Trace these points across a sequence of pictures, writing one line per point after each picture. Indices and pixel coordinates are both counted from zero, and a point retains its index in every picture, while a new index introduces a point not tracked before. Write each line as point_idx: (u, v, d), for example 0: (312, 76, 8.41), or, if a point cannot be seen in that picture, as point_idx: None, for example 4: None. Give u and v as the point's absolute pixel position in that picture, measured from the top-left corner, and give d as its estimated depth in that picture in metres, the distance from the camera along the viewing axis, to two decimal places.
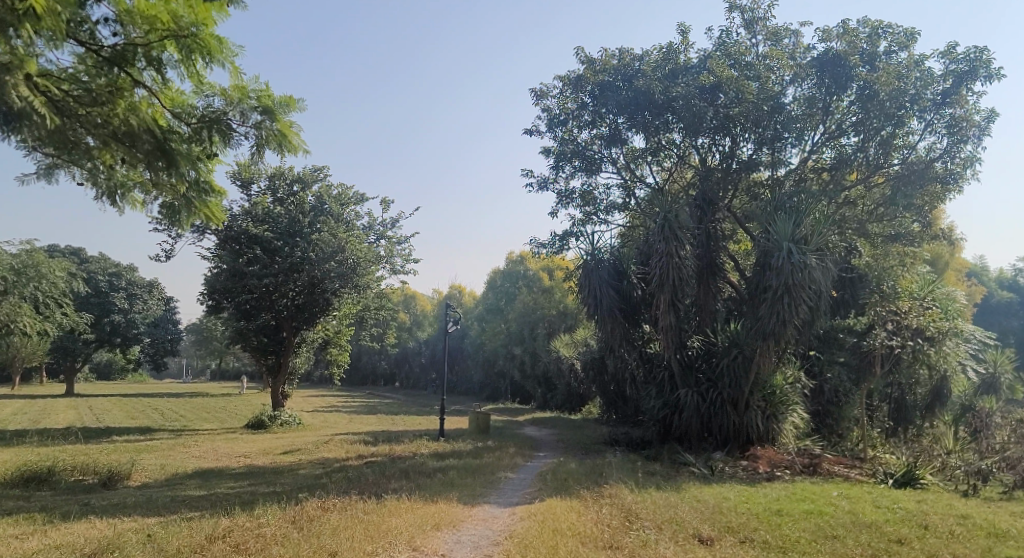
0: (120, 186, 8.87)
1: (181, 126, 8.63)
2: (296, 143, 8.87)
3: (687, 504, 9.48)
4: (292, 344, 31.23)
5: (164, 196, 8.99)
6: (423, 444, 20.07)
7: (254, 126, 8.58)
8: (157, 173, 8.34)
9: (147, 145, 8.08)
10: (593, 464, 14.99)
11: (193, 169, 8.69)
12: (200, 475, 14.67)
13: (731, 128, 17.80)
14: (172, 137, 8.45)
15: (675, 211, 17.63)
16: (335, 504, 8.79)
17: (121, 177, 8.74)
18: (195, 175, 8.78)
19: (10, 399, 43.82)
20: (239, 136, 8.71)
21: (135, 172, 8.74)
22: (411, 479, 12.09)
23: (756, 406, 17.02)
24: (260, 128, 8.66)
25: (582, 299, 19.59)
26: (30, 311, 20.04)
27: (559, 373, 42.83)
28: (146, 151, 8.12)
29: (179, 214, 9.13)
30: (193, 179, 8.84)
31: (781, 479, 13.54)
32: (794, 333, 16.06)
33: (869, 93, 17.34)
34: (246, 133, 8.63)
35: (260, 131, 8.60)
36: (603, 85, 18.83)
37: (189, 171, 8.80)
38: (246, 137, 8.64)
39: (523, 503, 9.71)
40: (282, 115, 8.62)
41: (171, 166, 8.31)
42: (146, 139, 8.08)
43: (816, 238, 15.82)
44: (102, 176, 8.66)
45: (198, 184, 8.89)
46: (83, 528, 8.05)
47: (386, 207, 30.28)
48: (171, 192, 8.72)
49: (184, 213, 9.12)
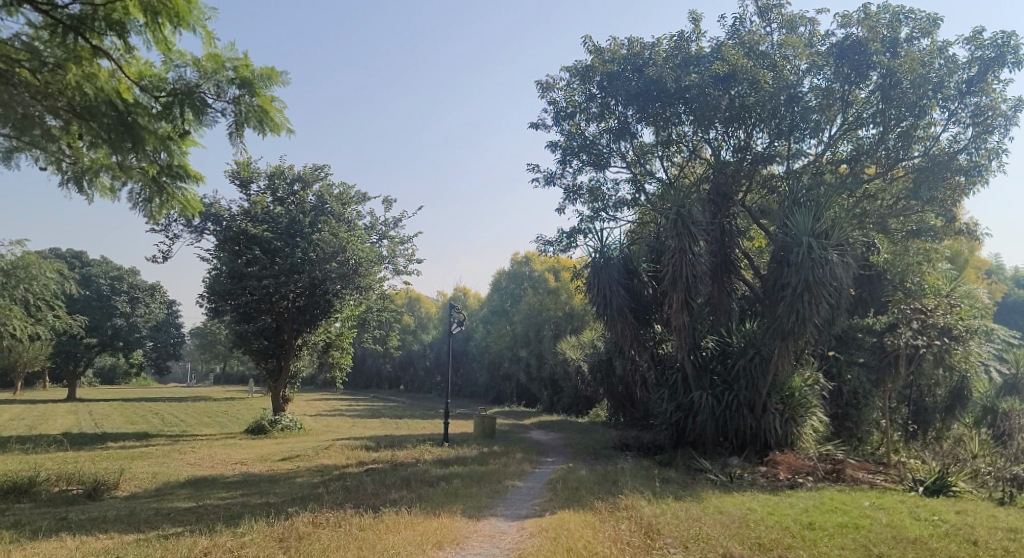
0: (87, 171, 8.62)
1: (151, 102, 8.22)
2: (278, 120, 8.40)
3: (711, 517, 8.76)
4: (293, 347, 30.58)
5: (135, 183, 8.63)
6: (427, 450, 19.38)
7: (232, 101, 8.07)
8: (124, 153, 8.15)
9: (107, 119, 7.93)
10: (605, 472, 14.26)
11: (163, 150, 8.37)
12: (192, 485, 13.99)
13: (745, 119, 17.10)
14: (139, 114, 8.09)
15: (688, 205, 16.91)
16: (328, 519, 8.08)
17: (89, 162, 8.52)
18: (167, 159, 8.48)
19: (10, 404, 43.36)
20: (215, 112, 8.19)
21: (102, 155, 8.45)
22: (412, 489, 11.40)
23: (774, 409, 16.26)
24: (238, 104, 8.15)
25: (590, 299, 18.89)
26: (22, 314, 19.42)
27: (566, 375, 42.13)
28: (108, 126, 7.96)
29: (154, 200, 8.81)
30: (165, 162, 8.50)
31: (804, 487, 12.78)
32: (814, 332, 15.30)
33: (891, 82, 16.61)
34: (222, 109, 8.13)
35: (238, 107, 8.11)
36: (612, 76, 18.14)
37: (161, 153, 8.47)
38: (222, 114, 8.18)
39: (533, 517, 8.98)
40: (262, 88, 8.11)
41: (136, 144, 8.11)
42: (106, 112, 7.93)
43: (837, 232, 15.10)
44: (70, 159, 8.52)
45: (170, 167, 8.53)
46: (51, 547, 7.35)
47: (388, 206, 29.64)
48: (141, 176, 8.45)
49: (158, 202, 8.89)
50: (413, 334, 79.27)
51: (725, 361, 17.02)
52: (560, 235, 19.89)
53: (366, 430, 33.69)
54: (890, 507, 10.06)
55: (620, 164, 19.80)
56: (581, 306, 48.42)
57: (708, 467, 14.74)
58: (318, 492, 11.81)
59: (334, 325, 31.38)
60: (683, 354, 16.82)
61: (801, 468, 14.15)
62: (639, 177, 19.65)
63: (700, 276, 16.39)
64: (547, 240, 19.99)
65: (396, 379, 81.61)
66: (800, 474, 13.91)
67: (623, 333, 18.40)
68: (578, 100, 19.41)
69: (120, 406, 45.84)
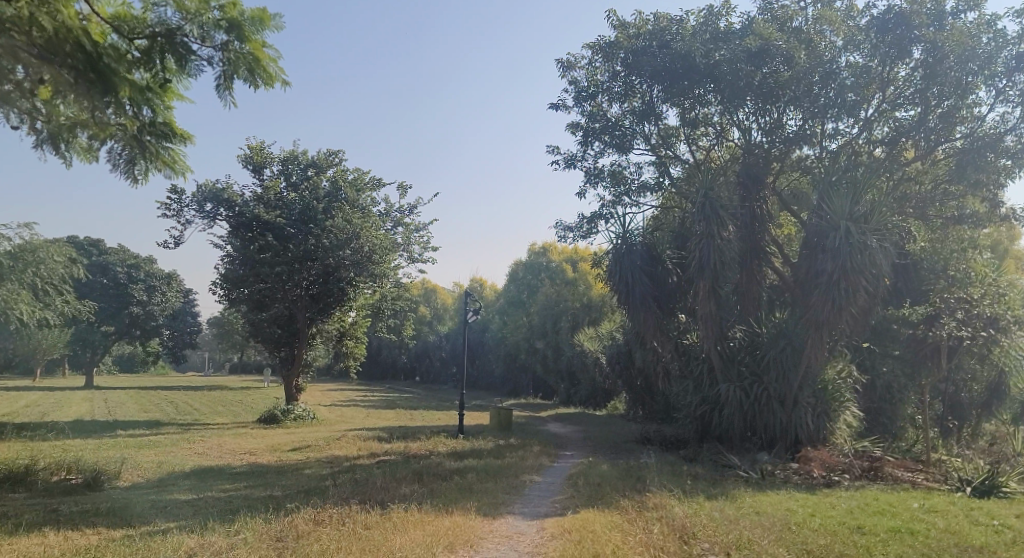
0: (63, 129, 8.00)
1: (127, 45, 7.48)
2: (271, 71, 7.73)
3: (748, 519, 7.99)
4: (306, 336, 30.15)
5: (116, 141, 8.15)
6: (441, 442, 18.77)
7: (220, 47, 7.38)
8: (100, 103, 7.44)
9: (77, 64, 7.11)
10: (627, 467, 13.51)
11: (144, 105, 7.85)
12: (197, 475, 13.46)
13: (777, 96, 16.20)
14: (114, 60, 7.36)
15: (716, 188, 16.05)
16: (331, 517, 7.42)
17: (64, 119, 7.88)
18: (150, 115, 7.99)
19: (29, 391, 43.51)
20: (200, 59, 7.51)
21: (78, 112, 7.78)
22: (423, 483, 10.77)
23: (806, 403, 15.44)
24: (227, 50, 7.45)
25: (611, 286, 18.11)
26: (29, 298, 19.00)
27: (583, 367, 41.40)
28: (78, 72, 7.17)
29: (135, 158, 8.31)
30: (149, 119, 8.03)
31: (842, 486, 11.96)
32: (850, 322, 14.41)
33: (935, 58, 15.62)
34: (209, 55, 7.44)
35: (227, 53, 7.42)
36: (637, 52, 17.28)
37: (144, 110, 8.00)
38: (211, 63, 7.54)
39: (554, 516, 8.27)
40: (253, 33, 7.35)
41: (115, 95, 7.49)
42: (74, 54, 7.05)
43: (878, 216, 14.16)
44: (42, 117, 7.87)
45: (154, 124, 8.07)
46: (30, 544, 6.77)
47: (403, 193, 29.00)
48: (124, 134, 7.98)
49: (140, 160, 8.39)
50: (429, 325, 78.85)
51: (754, 352, 16.20)
52: (581, 221, 19.12)
53: (380, 420, 33.22)
54: (943, 509, 9.22)
55: (643, 147, 18.98)
56: (599, 297, 47.59)
57: (737, 464, 13.95)
58: (323, 485, 11.23)
59: (349, 313, 30.88)
60: (709, 344, 16.01)
61: (837, 466, 13.30)
62: (664, 160, 18.81)
63: (729, 262, 15.54)
64: (567, 226, 19.21)
65: (412, 370, 81.33)
66: (836, 472, 13.07)
67: (646, 323, 17.61)
68: (600, 79, 18.59)
69: (135, 394, 45.79)
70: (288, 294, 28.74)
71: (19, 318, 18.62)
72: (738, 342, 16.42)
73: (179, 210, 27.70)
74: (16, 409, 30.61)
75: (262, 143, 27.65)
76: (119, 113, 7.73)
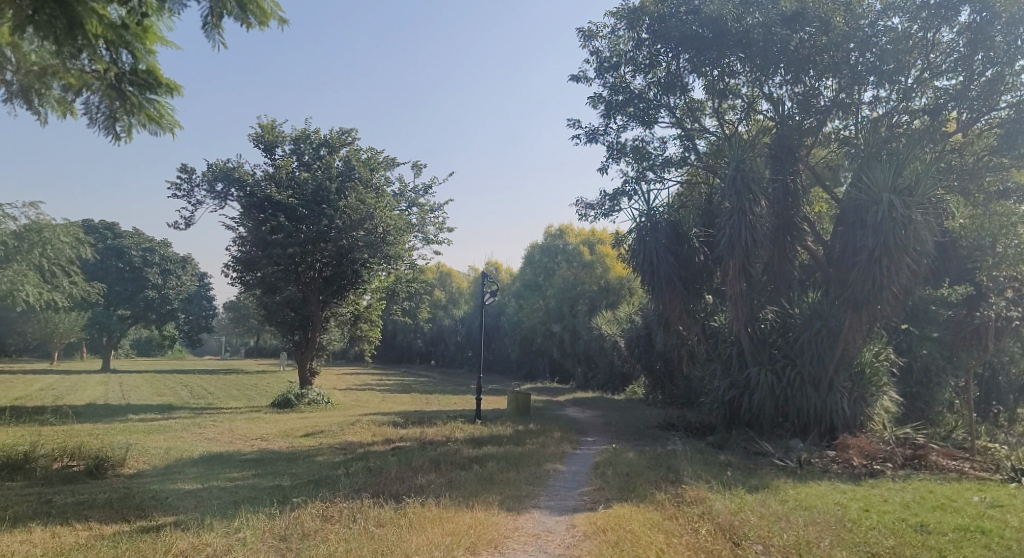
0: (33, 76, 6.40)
1: None
2: (268, 8, 6.89)
3: (799, 516, 7.25)
4: (320, 319, 29.74)
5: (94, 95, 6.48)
6: (458, 428, 18.19)
7: None
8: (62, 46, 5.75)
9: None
10: (655, 455, 12.81)
11: (123, 49, 6.13)
12: (205, 463, 12.92)
13: (814, 63, 15.23)
14: None
15: (747, 161, 15.16)
16: (342, 514, 6.79)
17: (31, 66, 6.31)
18: (131, 62, 6.28)
19: (46, 374, 43.52)
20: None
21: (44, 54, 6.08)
22: (439, 473, 10.16)
23: (842, 387, 14.65)
24: None
25: (635, 266, 17.32)
26: (36, 280, 18.54)
27: (601, 351, 40.70)
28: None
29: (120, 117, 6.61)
30: (130, 66, 6.31)
31: (887, 476, 11.19)
32: (892, 302, 13.53)
33: (986, 20, 14.65)
34: None
35: None
36: (664, 18, 16.32)
37: (125, 53, 6.25)
38: (197, 0, 6.50)
39: (585, 512, 7.59)
40: None
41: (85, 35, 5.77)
42: None
43: (925, 186, 13.14)
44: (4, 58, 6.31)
45: (136, 74, 6.36)
46: (12, 543, 6.17)
47: (418, 172, 28.27)
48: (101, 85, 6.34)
49: (123, 119, 6.67)
50: (445, 309, 78.43)
51: (786, 335, 15.39)
52: (603, 197, 18.33)
53: (396, 404, 32.80)
54: (1008, 504, 8.43)
55: (668, 119, 18.10)
56: (617, 280, 46.73)
57: (770, 451, 13.21)
58: (334, 475, 10.67)
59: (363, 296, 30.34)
60: (739, 326, 15.23)
61: (878, 454, 12.49)
62: (691, 133, 17.91)
63: (761, 239, 14.69)
64: (589, 204, 18.44)
65: (428, 354, 81.10)
66: (877, 461, 12.27)
67: (671, 304, 16.85)
68: (623, 49, 17.70)
69: (152, 378, 45.76)
70: (301, 276, 28.25)
71: (26, 300, 18.17)
72: (769, 324, 15.61)
73: (190, 192, 27.21)
74: (30, 393, 30.43)
75: (273, 122, 26.99)
76: (88, 51, 5.92)
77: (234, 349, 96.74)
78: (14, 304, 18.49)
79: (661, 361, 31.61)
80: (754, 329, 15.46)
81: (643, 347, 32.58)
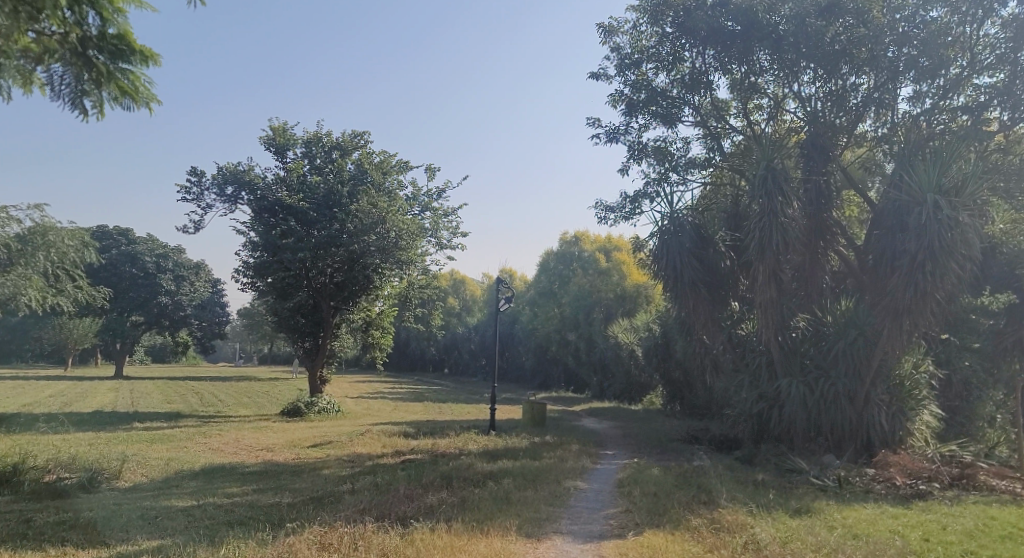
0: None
1: None
2: None
3: (856, 547, 6.42)
4: (331, 326, 29.20)
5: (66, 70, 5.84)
6: (471, 439, 17.47)
7: None
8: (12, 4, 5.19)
9: None
10: (681, 472, 12.00)
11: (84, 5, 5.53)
12: (205, 476, 12.28)
13: (848, 56, 14.43)
14: None
15: (777, 160, 14.37)
16: (342, 542, 6.10)
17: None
18: (97, 24, 5.66)
19: (57, 381, 43.23)
20: None
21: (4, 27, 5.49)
22: (451, 492, 9.43)
23: (880, 400, 13.77)
24: None
25: (657, 271, 16.55)
26: (39, 284, 18.08)
27: (617, 360, 39.82)
28: None
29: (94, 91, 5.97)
30: (96, 29, 5.68)
31: (936, 498, 10.31)
32: (936, 309, 12.64)
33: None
34: None
35: None
36: (689, 11, 15.62)
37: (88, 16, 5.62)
38: None
39: (612, 539, 6.84)
40: None
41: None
42: None
43: (973, 184, 12.24)
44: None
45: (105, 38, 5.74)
46: None
47: (431, 175, 27.68)
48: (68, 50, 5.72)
49: (97, 97, 6.03)
50: (458, 316, 77.82)
51: (819, 344, 14.53)
52: (624, 200, 17.61)
53: (408, 413, 32.10)
54: None
55: (692, 118, 17.37)
56: (634, 287, 45.91)
57: (804, 469, 12.37)
58: (338, 492, 9.96)
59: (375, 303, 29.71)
60: (769, 335, 14.39)
61: (924, 473, 11.60)
62: (716, 133, 17.18)
63: (793, 243, 13.87)
64: (609, 206, 17.71)
65: (441, 362, 80.46)
66: (924, 481, 11.37)
67: (696, 311, 16.05)
68: (646, 44, 17.03)
69: (164, 384, 45.47)
70: (312, 282, 27.73)
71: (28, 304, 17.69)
72: (801, 332, 14.75)
73: (200, 195, 26.81)
74: (39, 400, 30.05)
75: (284, 124, 26.53)
76: (50, 10, 5.38)
77: (248, 355, 96.58)
78: (17, 309, 18.03)
79: (680, 371, 30.71)
80: (785, 336, 14.62)
81: (661, 356, 31.68)
